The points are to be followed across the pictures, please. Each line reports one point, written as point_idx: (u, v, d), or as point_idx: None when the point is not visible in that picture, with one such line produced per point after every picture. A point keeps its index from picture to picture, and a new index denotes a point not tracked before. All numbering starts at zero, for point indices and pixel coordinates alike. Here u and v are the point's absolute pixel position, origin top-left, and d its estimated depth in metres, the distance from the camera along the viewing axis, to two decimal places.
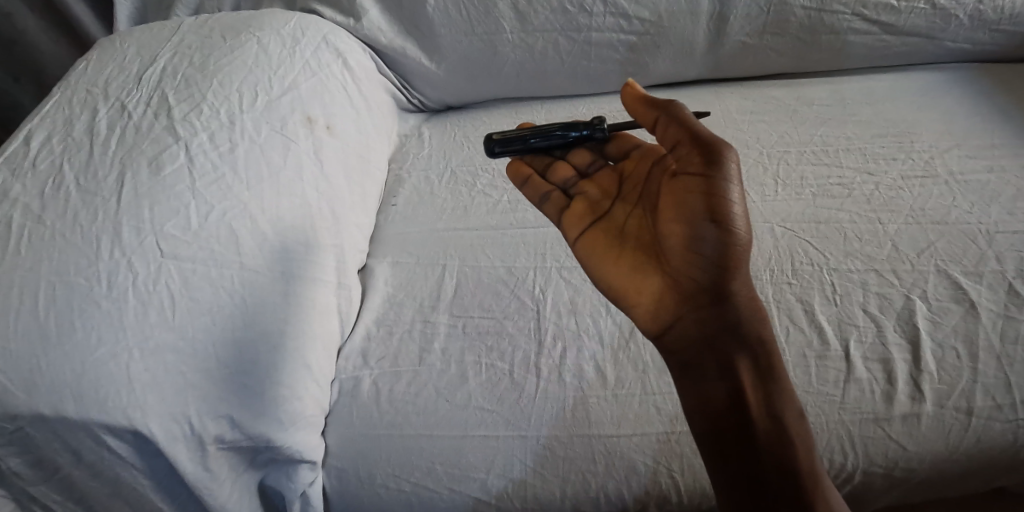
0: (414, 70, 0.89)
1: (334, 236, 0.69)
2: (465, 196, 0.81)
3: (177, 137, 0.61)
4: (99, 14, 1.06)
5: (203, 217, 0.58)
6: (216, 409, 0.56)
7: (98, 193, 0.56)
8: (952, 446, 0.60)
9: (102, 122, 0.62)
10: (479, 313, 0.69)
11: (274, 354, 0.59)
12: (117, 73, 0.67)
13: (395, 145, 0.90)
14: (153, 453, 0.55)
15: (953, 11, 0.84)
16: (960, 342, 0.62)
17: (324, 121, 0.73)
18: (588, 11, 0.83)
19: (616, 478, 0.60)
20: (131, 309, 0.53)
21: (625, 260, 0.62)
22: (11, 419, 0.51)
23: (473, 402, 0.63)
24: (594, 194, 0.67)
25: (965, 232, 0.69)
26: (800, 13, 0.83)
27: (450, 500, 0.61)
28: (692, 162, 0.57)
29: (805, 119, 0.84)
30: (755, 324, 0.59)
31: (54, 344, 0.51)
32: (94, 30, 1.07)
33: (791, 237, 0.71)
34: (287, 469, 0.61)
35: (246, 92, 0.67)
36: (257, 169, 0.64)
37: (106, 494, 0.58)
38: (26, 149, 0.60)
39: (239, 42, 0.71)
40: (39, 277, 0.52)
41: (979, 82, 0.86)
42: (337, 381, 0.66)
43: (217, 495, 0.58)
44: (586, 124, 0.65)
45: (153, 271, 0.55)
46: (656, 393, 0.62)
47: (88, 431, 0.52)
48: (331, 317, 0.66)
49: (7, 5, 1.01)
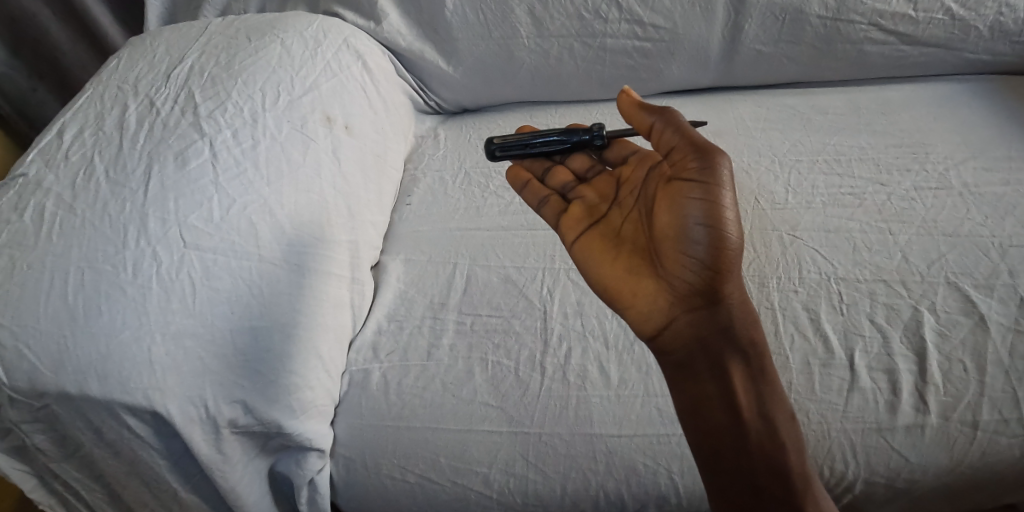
0: (431, 72, 0.91)
1: (348, 232, 0.71)
2: (478, 196, 0.82)
3: (202, 133, 0.63)
4: (113, 13, 1.11)
5: (224, 210, 0.61)
6: (230, 394, 0.58)
7: (126, 185, 0.59)
8: (956, 459, 0.60)
9: (131, 117, 0.65)
10: (487, 311, 0.70)
11: (286, 343, 0.61)
12: (147, 70, 0.70)
13: (410, 146, 0.92)
14: (170, 435, 0.57)
15: (972, 22, 0.83)
16: (968, 355, 0.61)
17: (343, 121, 0.76)
18: (603, 18, 0.84)
19: (617, 477, 0.61)
20: (155, 295, 0.55)
21: (620, 263, 0.63)
22: (39, 396, 0.54)
23: (479, 397, 0.64)
24: (592, 198, 0.68)
25: (978, 244, 0.68)
26: (816, 22, 0.84)
27: (454, 492, 0.63)
28: (686, 167, 0.59)
29: (818, 127, 0.84)
30: (747, 326, 0.60)
31: (82, 326, 0.53)
32: (111, 31, 1.12)
33: (799, 246, 0.71)
34: (297, 456, 0.63)
35: (269, 91, 0.70)
36: (277, 165, 0.66)
37: (125, 472, 0.61)
38: (59, 141, 0.63)
39: (264, 43, 0.74)
40: (70, 262, 0.55)
41: (999, 93, 0.85)
42: (348, 372, 0.68)
43: (230, 477, 0.60)
44: (585, 130, 0.67)
45: (176, 260, 0.57)
46: (658, 395, 0.63)
47: (110, 410, 0.55)
48: (343, 310, 0.68)
49: (32, 7, 1.06)
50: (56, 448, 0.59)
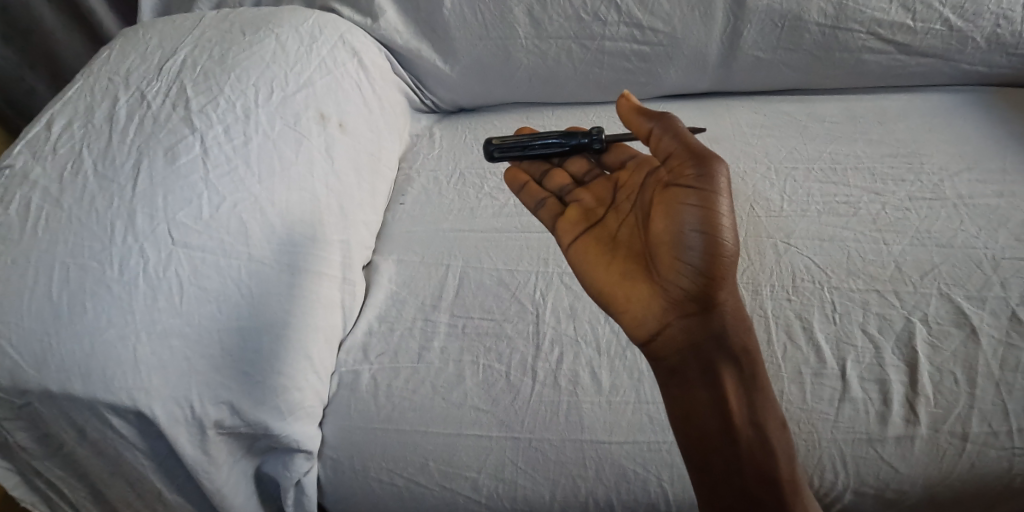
0: (428, 71, 0.90)
1: (340, 232, 0.71)
2: (473, 197, 0.82)
3: (193, 128, 0.62)
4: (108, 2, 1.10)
5: (214, 207, 0.60)
6: (217, 394, 0.57)
7: (115, 179, 0.58)
8: (945, 471, 0.60)
9: (121, 110, 0.63)
10: (479, 314, 0.69)
11: (276, 343, 0.60)
12: (139, 62, 0.69)
13: (405, 145, 0.91)
14: (155, 435, 0.57)
15: (969, 34, 0.83)
16: (959, 367, 0.62)
17: (337, 118, 0.75)
18: (602, 20, 0.83)
19: (606, 484, 0.61)
20: (141, 294, 0.54)
21: (615, 267, 0.62)
22: (21, 393, 0.53)
23: (469, 401, 0.64)
24: (588, 201, 0.68)
25: (972, 256, 0.68)
26: (815, 30, 0.83)
27: (442, 496, 0.62)
28: (683, 174, 0.58)
29: (814, 135, 0.84)
30: (741, 334, 0.59)
31: (66, 323, 0.53)
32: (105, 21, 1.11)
33: (793, 254, 0.71)
34: (284, 458, 0.62)
35: (262, 87, 0.69)
36: (269, 163, 0.65)
37: (109, 472, 0.60)
38: (47, 133, 0.62)
39: (258, 38, 0.73)
40: (55, 258, 0.54)
41: (994, 105, 0.85)
42: (337, 373, 0.67)
43: (215, 479, 0.59)
44: (584, 134, 0.67)
45: (164, 257, 0.56)
46: (649, 402, 0.62)
47: (94, 409, 0.54)
48: (333, 311, 0.67)
49: None
50: (39, 446, 0.58)
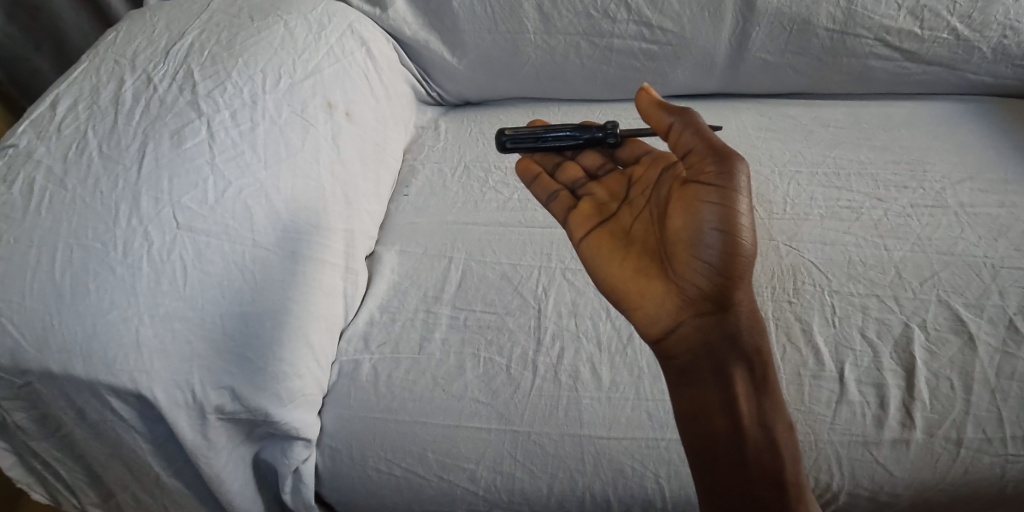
0: (435, 63, 0.90)
1: (345, 220, 0.71)
2: (477, 191, 0.82)
3: (200, 112, 0.62)
4: None
5: (219, 192, 0.60)
6: (218, 379, 0.57)
7: (120, 161, 0.58)
8: (939, 475, 0.60)
9: (128, 92, 0.63)
10: (481, 307, 0.69)
11: (279, 329, 0.60)
12: (146, 44, 0.69)
13: (409, 136, 0.91)
14: (154, 418, 0.56)
15: (975, 44, 0.83)
16: (956, 373, 0.62)
17: (344, 107, 0.75)
18: (611, 18, 0.84)
19: (604, 479, 0.61)
20: (144, 276, 0.54)
21: (629, 263, 0.62)
22: (21, 373, 0.53)
23: (469, 393, 0.64)
24: (601, 196, 0.68)
25: (971, 264, 0.69)
26: (822, 34, 0.84)
27: (439, 487, 0.63)
28: (703, 170, 0.58)
29: (820, 139, 0.85)
30: (754, 334, 0.60)
31: (68, 304, 0.52)
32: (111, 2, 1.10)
33: (795, 256, 0.72)
34: (282, 445, 0.62)
35: (270, 73, 0.68)
36: (276, 149, 0.65)
37: (106, 454, 0.60)
38: (52, 113, 0.61)
39: (267, 24, 0.73)
40: (58, 238, 0.54)
41: (998, 115, 0.86)
42: (337, 362, 0.67)
43: (213, 464, 0.59)
44: (599, 128, 0.67)
45: (168, 241, 0.56)
46: (649, 399, 0.63)
47: (94, 391, 0.54)
48: (335, 300, 0.67)
49: None
50: (37, 426, 0.58)
